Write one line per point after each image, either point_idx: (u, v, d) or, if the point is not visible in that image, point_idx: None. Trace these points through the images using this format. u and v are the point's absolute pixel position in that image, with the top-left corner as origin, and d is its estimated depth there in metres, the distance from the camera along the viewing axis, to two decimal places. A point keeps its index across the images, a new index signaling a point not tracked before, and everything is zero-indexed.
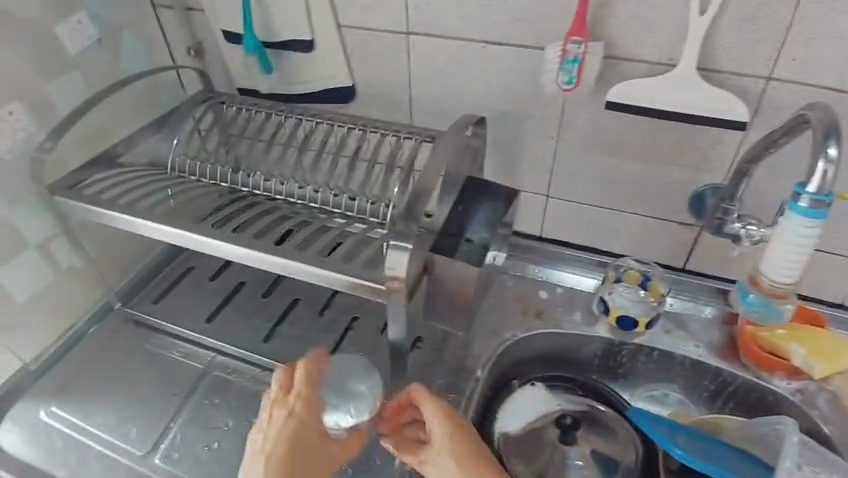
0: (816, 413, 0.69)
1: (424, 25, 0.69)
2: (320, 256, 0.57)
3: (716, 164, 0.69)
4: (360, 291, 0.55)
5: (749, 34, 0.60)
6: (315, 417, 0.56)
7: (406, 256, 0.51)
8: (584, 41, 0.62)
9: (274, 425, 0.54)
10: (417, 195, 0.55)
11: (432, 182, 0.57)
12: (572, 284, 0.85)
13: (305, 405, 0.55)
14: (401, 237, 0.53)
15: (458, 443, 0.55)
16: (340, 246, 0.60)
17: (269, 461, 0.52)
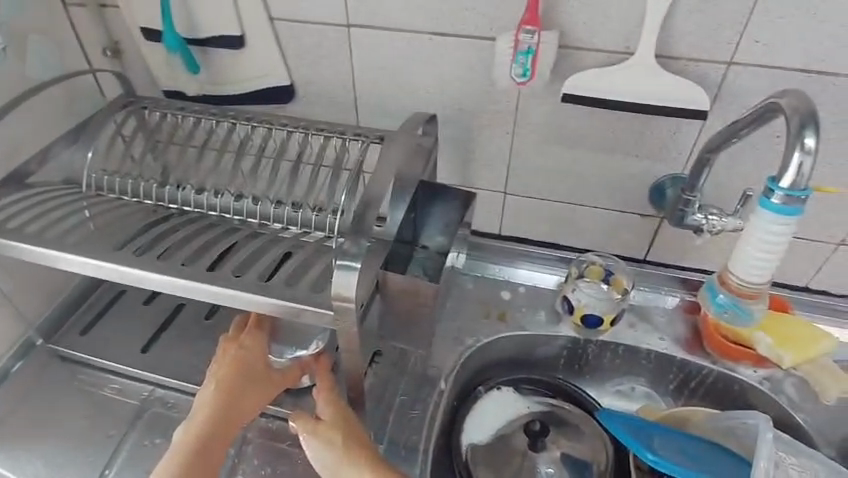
0: (784, 400, 0.70)
1: (368, 17, 0.66)
2: (260, 281, 0.53)
3: (674, 154, 0.68)
4: (307, 317, 0.50)
5: (711, 17, 0.56)
6: (262, 349, 0.63)
7: (354, 277, 0.46)
8: (537, 31, 0.59)
9: (223, 355, 0.62)
10: (364, 207, 0.50)
11: (383, 188, 0.53)
12: (534, 283, 0.83)
13: (254, 338, 0.63)
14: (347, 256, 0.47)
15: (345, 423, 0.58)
16: (281, 266, 0.55)
17: (215, 387, 0.60)
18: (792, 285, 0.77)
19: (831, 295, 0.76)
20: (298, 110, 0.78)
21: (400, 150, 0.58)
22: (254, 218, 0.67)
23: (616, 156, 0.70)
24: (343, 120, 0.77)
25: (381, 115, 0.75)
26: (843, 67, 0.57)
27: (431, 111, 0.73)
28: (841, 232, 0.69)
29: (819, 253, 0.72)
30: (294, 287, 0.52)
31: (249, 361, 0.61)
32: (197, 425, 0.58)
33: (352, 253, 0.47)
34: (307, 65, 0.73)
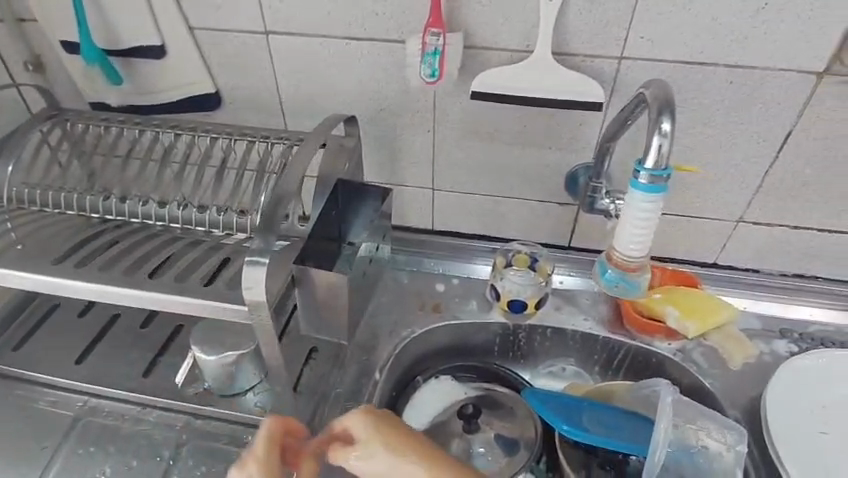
0: (694, 368, 0.75)
1: (285, 24, 0.69)
2: (179, 283, 0.54)
3: (581, 145, 0.73)
4: (221, 313, 0.52)
5: (599, 16, 0.61)
6: (273, 470, 0.57)
7: (265, 272, 0.48)
8: (442, 33, 0.63)
9: None
10: (277, 202, 0.53)
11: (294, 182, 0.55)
12: (467, 274, 0.87)
13: (264, 469, 0.56)
14: (258, 253, 0.49)
15: (377, 433, 0.57)
16: (200, 267, 0.58)
17: None
18: (701, 262, 0.83)
19: (737, 269, 0.82)
20: (227, 117, 0.80)
21: (311, 148, 0.61)
22: (177, 224, 0.68)
23: (531, 149, 0.74)
24: (271, 125, 0.79)
25: (307, 119, 0.77)
26: (719, 59, 0.62)
27: (355, 113, 0.75)
28: (738, 210, 0.75)
29: (722, 231, 0.78)
30: (210, 287, 0.54)
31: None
32: None
33: (259, 248, 0.50)
34: (230, 73, 0.75)
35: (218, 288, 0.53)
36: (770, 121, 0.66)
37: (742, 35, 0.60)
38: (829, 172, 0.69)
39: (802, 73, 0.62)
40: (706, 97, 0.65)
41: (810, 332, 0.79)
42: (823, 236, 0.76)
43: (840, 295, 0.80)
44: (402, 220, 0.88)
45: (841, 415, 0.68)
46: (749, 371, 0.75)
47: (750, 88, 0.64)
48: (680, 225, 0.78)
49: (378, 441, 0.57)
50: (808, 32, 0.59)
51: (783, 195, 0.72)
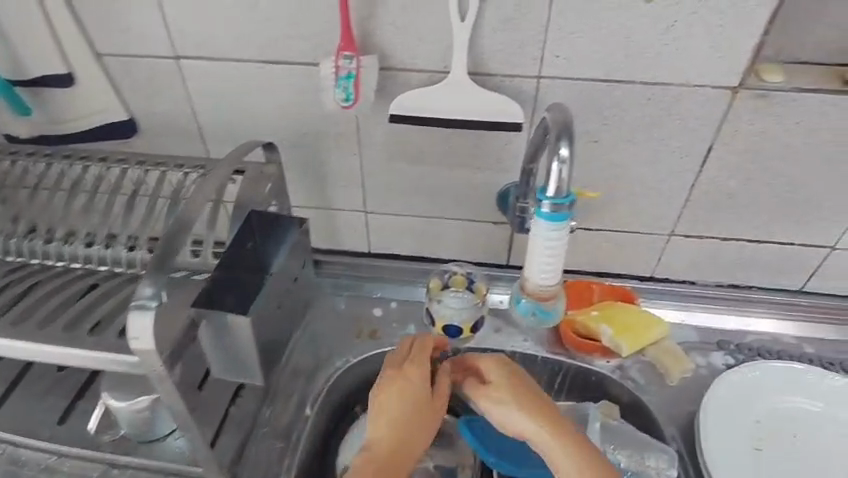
0: (631, 385, 0.74)
1: (195, 48, 0.66)
2: (67, 333, 0.52)
3: (509, 164, 0.71)
4: (109, 363, 0.51)
5: (513, 35, 0.60)
6: (423, 381, 0.66)
7: (149, 318, 0.48)
8: (355, 56, 0.61)
9: (389, 387, 0.66)
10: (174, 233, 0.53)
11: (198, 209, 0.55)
12: (406, 297, 0.84)
13: (420, 370, 0.67)
14: (143, 298, 0.49)
15: (507, 381, 0.65)
16: (90, 315, 0.57)
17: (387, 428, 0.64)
18: (639, 276, 0.82)
19: (674, 281, 0.82)
20: (145, 145, 0.76)
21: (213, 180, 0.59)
22: (79, 262, 0.67)
23: (460, 169, 0.73)
24: (192, 152, 0.76)
25: (229, 144, 0.74)
26: (636, 76, 0.62)
27: (278, 137, 0.73)
28: (669, 224, 0.75)
29: (655, 245, 0.77)
30: (99, 336, 0.52)
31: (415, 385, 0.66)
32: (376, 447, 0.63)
33: (149, 292, 0.49)
34: (143, 98, 0.71)
35: (111, 337, 0.52)
36: (691, 137, 0.66)
37: (655, 52, 0.60)
38: (752, 184, 0.69)
39: (718, 89, 0.62)
40: (626, 114, 0.65)
41: (747, 343, 0.78)
42: (753, 247, 0.76)
43: (775, 304, 0.81)
44: (338, 244, 0.86)
45: (774, 429, 0.68)
46: (686, 385, 0.75)
47: (669, 104, 0.63)
48: (614, 241, 0.78)
49: (506, 388, 0.65)
50: (720, 48, 0.59)
51: (710, 207, 0.72)
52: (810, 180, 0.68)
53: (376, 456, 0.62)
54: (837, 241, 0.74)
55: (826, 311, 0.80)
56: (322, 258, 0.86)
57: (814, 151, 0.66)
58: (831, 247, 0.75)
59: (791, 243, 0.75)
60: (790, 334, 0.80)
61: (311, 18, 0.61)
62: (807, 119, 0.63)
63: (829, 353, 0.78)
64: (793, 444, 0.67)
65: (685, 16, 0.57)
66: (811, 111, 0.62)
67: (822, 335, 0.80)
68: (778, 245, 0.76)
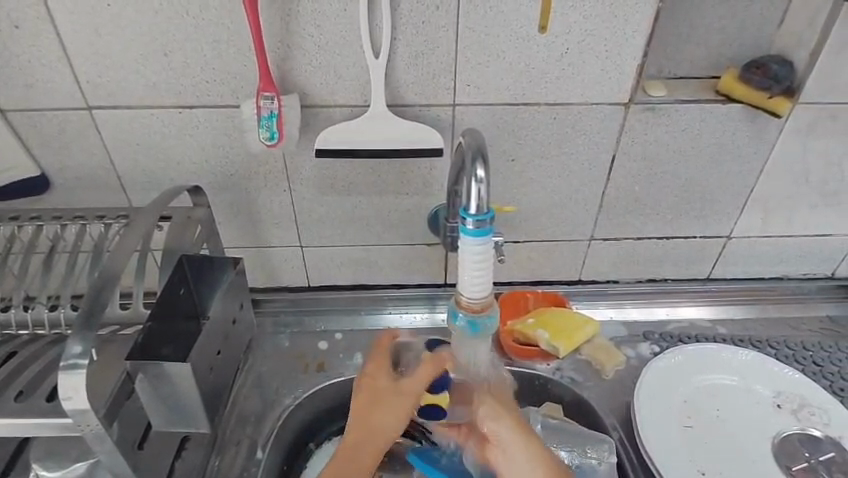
0: (572, 383, 0.78)
1: (108, 97, 0.65)
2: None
3: (436, 188, 0.75)
4: (40, 429, 0.49)
5: (426, 69, 0.64)
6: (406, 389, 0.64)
7: (83, 377, 0.46)
8: (275, 95, 0.62)
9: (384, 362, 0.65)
10: (105, 281, 0.51)
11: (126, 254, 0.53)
12: (349, 327, 0.85)
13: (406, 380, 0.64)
14: (71, 355, 0.47)
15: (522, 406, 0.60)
16: (11, 384, 0.54)
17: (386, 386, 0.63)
18: (567, 281, 0.87)
19: (599, 282, 0.88)
20: (61, 198, 0.73)
21: (140, 231, 0.57)
22: None
23: (389, 197, 0.75)
24: (113, 203, 0.74)
25: (151, 192, 0.73)
26: (540, 99, 0.67)
27: (203, 181, 0.72)
28: (588, 229, 0.81)
29: (578, 250, 0.83)
30: (27, 402, 0.50)
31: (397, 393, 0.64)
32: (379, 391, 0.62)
33: (77, 350, 0.47)
34: (54, 152, 0.69)
35: (38, 402, 0.50)
36: (596, 148, 0.72)
37: (554, 76, 0.66)
38: (654, 187, 0.77)
39: (612, 105, 0.69)
40: (536, 133, 0.70)
41: (669, 331, 0.85)
42: (663, 243, 0.84)
43: (688, 293, 0.89)
44: (275, 282, 0.85)
45: (702, 406, 0.74)
46: (620, 377, 0.80)
47: (572, 121, 0.70)
48: (541, 250, 0.82)
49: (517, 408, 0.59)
50: (609, 70, 0.66)
51: (621, 211, 0.79)
52: (701, 179, 0.77)
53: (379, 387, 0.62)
54: (731, 230, 0.83)
55: (731, 294, 0.89)
56: (261, 298, 0.85)
57: (701, 153, 0.74)
58: (727, 236, 0.84)
59: (694, 236, 0.83)
60: (704, 318, 0.88)
61: (227, 62, 0.62)
62: (690, 126, 0.71)
63: (739, 332, 0.86)
64: (717, 417, 0.73)
65: (575, 43, 0.64)
66: (693, 118, 0.71)
67: (731, 315, 0.88)
68: (684, 239, 0.84)
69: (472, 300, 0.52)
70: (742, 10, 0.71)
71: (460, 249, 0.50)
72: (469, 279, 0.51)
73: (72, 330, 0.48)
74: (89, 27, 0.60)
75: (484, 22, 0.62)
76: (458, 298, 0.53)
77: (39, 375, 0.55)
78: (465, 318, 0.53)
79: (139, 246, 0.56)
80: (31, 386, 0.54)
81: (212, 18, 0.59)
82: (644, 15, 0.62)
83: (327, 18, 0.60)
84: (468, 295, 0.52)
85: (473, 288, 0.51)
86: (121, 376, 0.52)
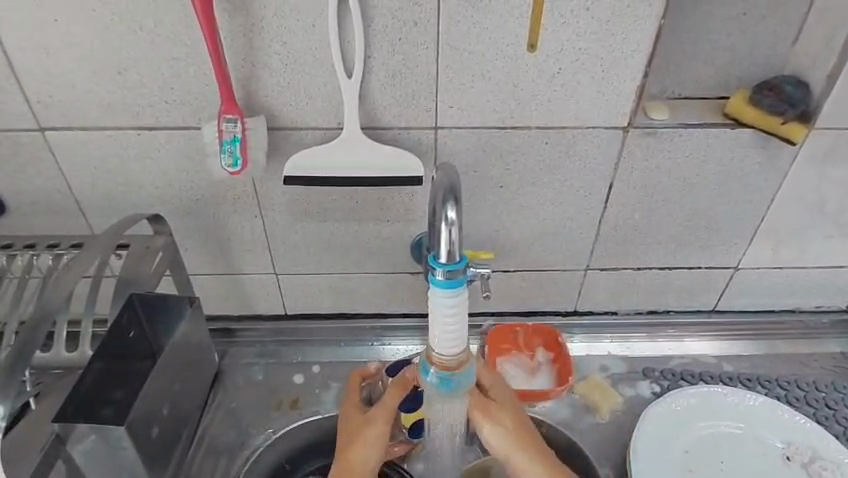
0: (565, 427, 0.72)
1: (61, 118, 0.60)
2: None
3: (419, 215, 0.69)
4: None
5: (404, 90, 0.59)
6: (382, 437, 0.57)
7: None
8: (239, 118, 0.57)
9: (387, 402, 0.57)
10: (36, 324, 0.46)
11: (60, 295, 0.48)
12: (328, 359, 0.79)
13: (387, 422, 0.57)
14: None
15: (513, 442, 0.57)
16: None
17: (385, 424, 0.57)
18: (562, 312, 0.81)
19: (597, 313, 0.82)
20: (16, 223, 0.68)
21: (79, 273, 0.51)
22: None
23: (368, 224, 0.70)
24: (72, 228, 0.69)
25: (112, 217, 0.68)
26: (530, 122, 0.62)
27: (167, 206, 0.67)
28: (584, 259, 0.75)
29: (574, 280, 0.77)
30: None
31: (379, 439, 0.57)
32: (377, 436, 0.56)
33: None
34: (6, 175, 0.64)
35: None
36: (591, 175, 0.66)
37: (545, 98, 0.60)
38: (655, 215, 0.71)
39: (609, 129, 0.63)
40: (526, 159, 0.65)
41: (671, 368, 0.79)
42: (665, 273, 0.78)
43: (692, 326, 0.82)
44: (250, 310, 0.80)
45: (704, 458, 0.68)
46: (617, 420, 0.74)
47: (565, 146, 0.64)
48: (533, 280, 0.76)
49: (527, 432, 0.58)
50: (605, 91, 0.60)
51: (620, 240, 0.73)
52: (707, 207, 0.71)
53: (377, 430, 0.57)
54: (739, 261, 0.77)
55: (739, 327, 0.83)
56: (236, 327, 0.80)
57: (707, 180, 0.68)
58: (735, 267, 0.78)
59: (699, 267, 0.77)
60: (709, 354, 0.82)
61: (188, 82, 0.57)
62: (695, 151, 0.65)
63: (747, 369, 0.80)
64: (721, 470, 0.68)
65: (568, 62, 0.58)
66: (698, 144, 0.65)
67: (739, 351, 0.82)
68: (688, 270, 0.77)
69: (444, 356, 0.47)
70: (754, 25, 0.65)
71: (429, 302, 0.45)
72: (440, 334, 0.46)
73: None
74: (36, 44, 0.55)
75: (468, 40, 0.56)
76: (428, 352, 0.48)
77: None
78: (437, 375, 0.48)
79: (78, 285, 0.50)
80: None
81: (169, 34, 0.54)
82: (644, 32, 0.57)
83: (294, 34, 0.55)
84: (439, 350, 0.47)
85: (443, 344, 0.46)
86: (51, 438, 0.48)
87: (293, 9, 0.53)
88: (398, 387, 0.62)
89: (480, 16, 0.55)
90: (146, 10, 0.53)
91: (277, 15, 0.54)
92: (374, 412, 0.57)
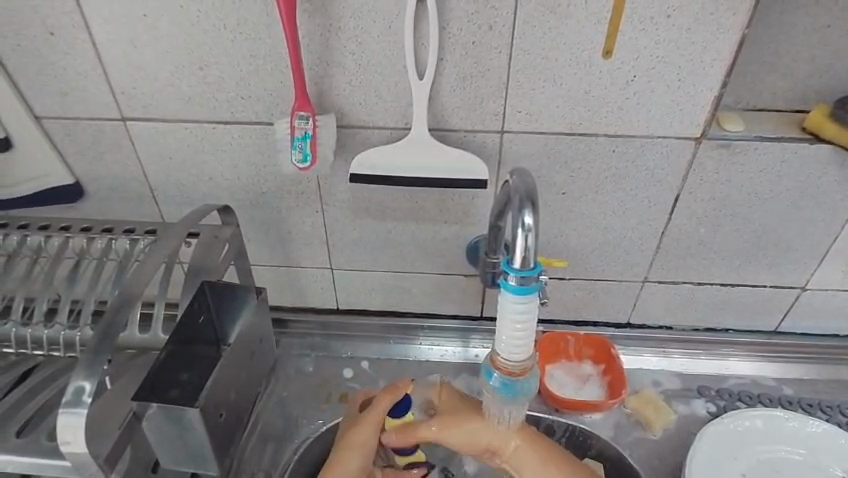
0: (614, 440, 0.71)
1: (143, 110, 0.63)
2: (13, 440, 0.51)
3: (477, 218, 0.69)
4: (43, 463, 0.49)
5: (473, 93, 0.59)
6: (370, 432, 0.65)
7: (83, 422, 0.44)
8: (311, 115, 0.58)
9: (378, 407, 0.66)
10: (118, 307, 0.49)
11: (141, 280, 0.51)
12: (377, 355, 0.80)
13: (371, 428, 0.65)
14: (77, 395, 0.45)
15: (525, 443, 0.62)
16: (24, 406, 0.55)
17: (372, 423, 0.65)
18: (615, 323, 0.80)
19: (651, 327, 0.80)
20: (93, 207, 0.72)
21: (157, 261, 0.53)
22: (16, 345, 0.61)
23: (425, 224, 0.70)
24: (144, 214, 0.72)
25: (182, 206, 0.71)
26: (598, 129, 0.61)
27: (234, 198, 0.69)
28: (642, 271, 0.73)
29: (629, 292, 0.76)
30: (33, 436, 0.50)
31: (363, 441, 0.64)
32: (364, 434, 0.64)
33: (88, 388, 0.45)
34: (88, 162, 0.67)
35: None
36: (657, 186, 0.65)
37: (616, 105, 0.59)
38: (720, 230, 0.69)
39: (680, 139, 0.61)
40: (590, 167, 0.64)
41: (727, 388, 0.77)
42: (726, 290, 0.75)
43: (752, 346, 0.79)
44: (303, 303, 0.82)
45: None
46: (668, 437, 0.72)
47: (633, 155, 0.63)
48: (587, 289, 0.75)
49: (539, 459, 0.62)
50: (680, 100, 0.59)
51: (681, 253, 0.71)
52: (777, 224, 0.68)
53: (360, 434, 0.64)
54: (807, 281, 0.74)
55: (802, 350, 0.79)
56: (287, 318, 0.82)
57: (779, 196, 0.66)
58: (802, 287, 0.74)
59: (762, 285, 0.74)
60: (767, 375, 0.79)
61: (263, 78, 0.59)
62: (770, 166, 0.63)
63: (808, 394, 0.77)
64: None
65: (643, 70, 0.57)
66: (773, 158, 0.63)
67: (799, 375, 0.78)
68: (751, 288, 0.75)
69: (509, 361, 0.47)
70: (840, 36, 0.62)
71: (499, 304, 0.45)
72: (508, 339, 0.46)
73: (80, 360, 0.46)
74: (126, 39, 0.58)
75: (541, 45, 0.56)
76: (493, 357, 0.48)
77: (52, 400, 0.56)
78: (501, 380, 0.48)
79: (157, 272, 0.53)
80: (46, 406, 0.55)
81: (251, 32, 0.56)
82: (725, 42, 0.55)
83: (370, 35, 0.56)
84: (504, 355, 0.47)
85: (509, 348, 0.46)
86: (127, 415, 0.50)
87: (371, 10, 0.54)
88: (391, 394, 0.67)
89: (556, 21, 0.54)
90: (231, 8, 0.55)
91: (355, 16, 0.55)
92: (367, 415, 0.65)
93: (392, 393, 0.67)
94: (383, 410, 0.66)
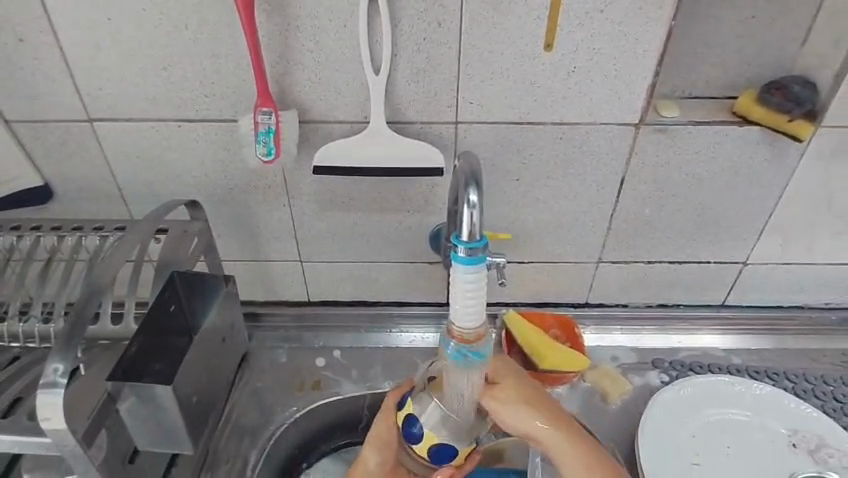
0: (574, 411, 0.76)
1: (109, 110, 0.65)
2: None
3: (438, 206, 0.73)
4: (19, 446, 0.50)
5: (428, 86, 0.63)
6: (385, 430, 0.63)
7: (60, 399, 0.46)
8: (274, 111, 0.61)
9: (387, 407, 0.63)
10: (90, 295, 0.51)
11: (111, 269, 0.53)
12: (349, 344, 0.83)
13: (382, 428, 0.63)
14: (51, 375, 0.47)
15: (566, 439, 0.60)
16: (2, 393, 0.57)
17: (383, 423, 0.63)
18: (574, 304, 0.84)
19: (608, 306, 0.85)
20: (62, 208, 0.73)
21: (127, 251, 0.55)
22: None
23: (389, 214, 0.74)
24: (114, 213, 0.74)
25: (151, 204, 0.73)
26: (545, 118, 0.65)
27: (202, 194, 0.72)
28: (595, 252, 0.78)
29: (585, 272, 0.80)
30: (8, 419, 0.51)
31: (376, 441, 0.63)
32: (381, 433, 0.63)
33: (59, 369, 0.47)
34: (57, 163, 0.69)
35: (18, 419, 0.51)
36: (603, 170, 0.70)
37: (561, 95, 0.64)
38: (665, 210, 0.74)
39: (620, 125, 0.66)
40: (541, 153, 0.68)
41: (680, 359, 0.82)
42: (675, 267, 0.80)
43: (702, 320, 0.85)
44: (275, 296, 0.84)
45: (710, 443, 0.71)
46: (626, 407, 0.77)
47: (579, 141, 0.67)
48: (546, 271, 0.80)
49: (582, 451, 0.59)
50: (618, 89, 0.63)
51: (630, 234, 0.76)
52: (715, 204, 0.74)
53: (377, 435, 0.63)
54: (748, 256, 0.79)
55: (747, 322, 0.85)
56: (260, 312, 0.84)
57: (716, 177, 0.71)
58: (744, 262, 0.80)
59: (707, 262, 0.80)
60: (717, 347, 0.84)
61: (226, 76, 0.62)
62: (705, 148, 0.68)
63: (755, 363, 0.82)
64: (726, 454, 0.70)
65: (582, 62, 0.61)
66: (707, 141, 0.68)
67: (747, 345, 0.84)
68: (697, 264, 0.80)
69: (464, 328, 0.51)
70: (762, 27, 0.68)
71: (451, 275, 0.49)
72: (462, 307, 0.50)
73: (54, 345, 0.48)
74: (90, 40, 0.60)
75: (488, 39, 0.60)
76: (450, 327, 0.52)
77: (29, 386, 0.58)
78: (456, 348, 0.52)
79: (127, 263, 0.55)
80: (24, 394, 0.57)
81: (212, 32, 0.59)
82: (655, 34, 0.60)
83: (326, 34, 0.59)
84: (459, 323, 0.50)
85: (464, 316, 0.50)
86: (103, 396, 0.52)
87: (327, 10, 0.58)
88: (398, 388, 0.65)
89: (500, 17, 0.58)
90: (192, 9, 0.57)
91: (311, 15, 0.58)
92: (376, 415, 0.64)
93: (397, 388, 0.65)
94: (391, 404, 0.63)
